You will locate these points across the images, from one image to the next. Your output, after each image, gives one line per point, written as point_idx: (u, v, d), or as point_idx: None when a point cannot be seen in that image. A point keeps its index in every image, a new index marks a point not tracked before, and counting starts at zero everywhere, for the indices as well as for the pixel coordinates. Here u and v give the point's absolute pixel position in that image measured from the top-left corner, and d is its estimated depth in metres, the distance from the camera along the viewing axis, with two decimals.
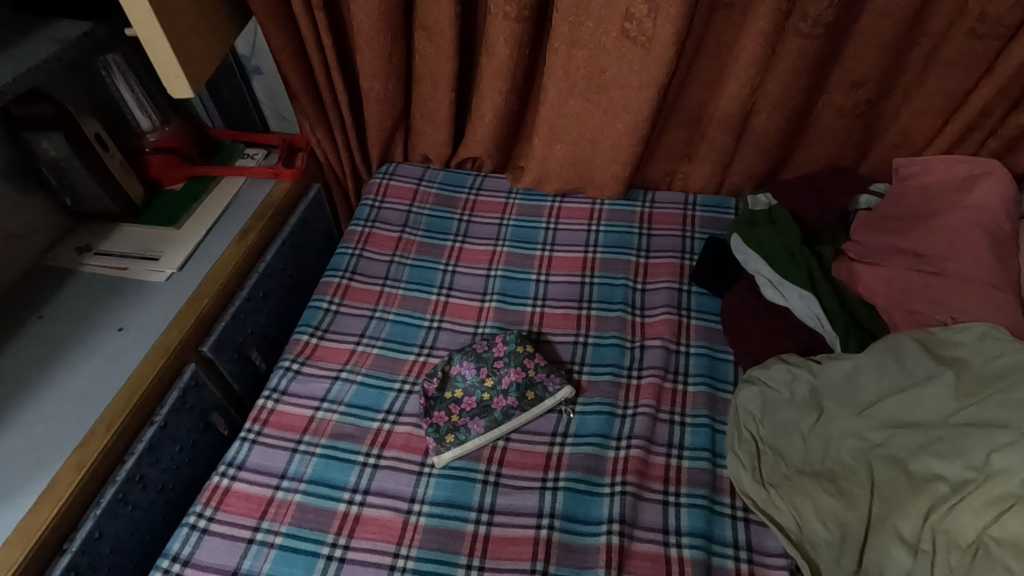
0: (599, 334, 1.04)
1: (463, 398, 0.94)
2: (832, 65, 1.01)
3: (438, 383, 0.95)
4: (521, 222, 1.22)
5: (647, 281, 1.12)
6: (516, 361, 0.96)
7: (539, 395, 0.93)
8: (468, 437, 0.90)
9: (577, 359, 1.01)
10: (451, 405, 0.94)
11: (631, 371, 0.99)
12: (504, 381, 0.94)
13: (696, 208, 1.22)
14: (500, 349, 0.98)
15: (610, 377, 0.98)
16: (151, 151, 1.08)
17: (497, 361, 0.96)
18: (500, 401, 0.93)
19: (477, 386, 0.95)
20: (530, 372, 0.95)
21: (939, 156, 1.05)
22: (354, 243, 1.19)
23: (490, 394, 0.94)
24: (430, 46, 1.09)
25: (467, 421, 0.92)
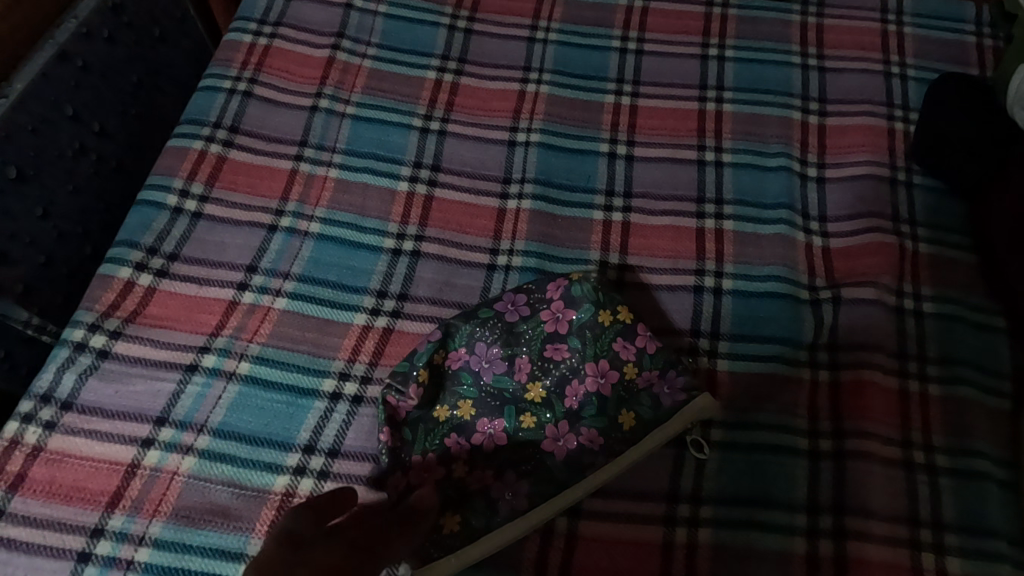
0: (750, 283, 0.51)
1: (477, 423, 0.43)
2: None
3: (418, 399, 0.43)
4: (573, 36, 0.62)
5: (825, 162, 0.57)
6: (597, 351, 0.44)
7: (647, 418, 0.43)
8: (493, 525, 0.40)
9: (708, 327, 0.49)
10: (450, 439, 0.43)
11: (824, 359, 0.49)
12: (572, 398, 0.44)
13: (906, 21, 0.64)
14: (552, 325, 0.45)
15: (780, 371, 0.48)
16: None
17: (549, 349, 0.45)
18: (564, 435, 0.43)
19: (503, 398, 0.44)
20: (625, 373, 0.44)
21: None
22: (236, 67, 0.59)
23: (542, 421, 0.43)
24: None
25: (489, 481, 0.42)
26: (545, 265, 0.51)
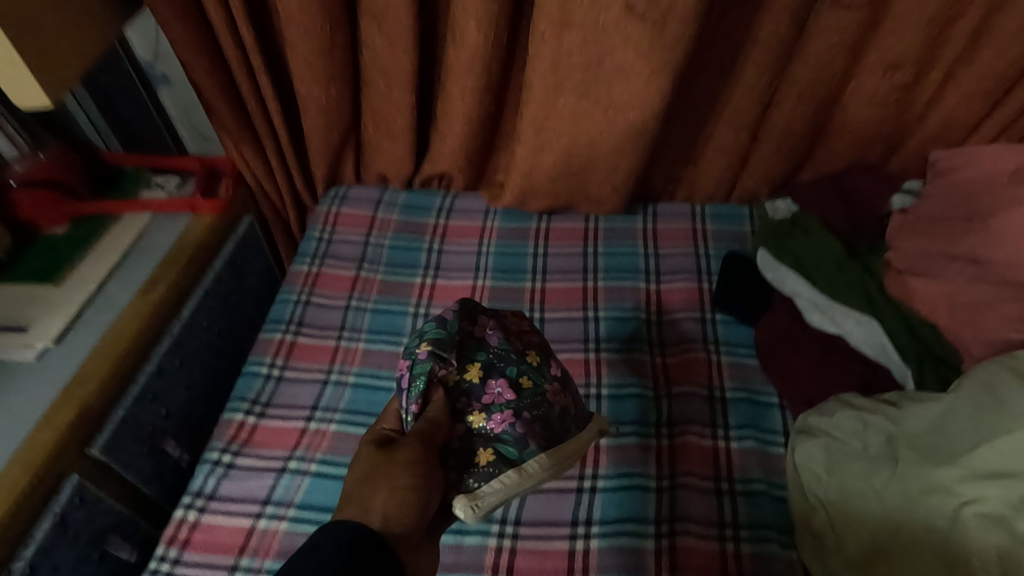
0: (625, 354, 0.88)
1: (487, 383, 0.66)
2: (863, 46, 0.85)
3: (444, 368, 0.65)
4: (504, 249, 1.01)
5: (662, 313, 0.93)
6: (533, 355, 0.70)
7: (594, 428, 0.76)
8: (523, 455, 0.62)
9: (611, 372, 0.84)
10: (473, 397, 0.65)
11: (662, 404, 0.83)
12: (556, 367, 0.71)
13: (706, 221, 1.04)
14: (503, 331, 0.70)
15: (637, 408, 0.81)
16: (19, 187, 0.84)
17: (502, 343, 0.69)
18: (537, 392, 0.67)
19: (492, 371, 0.66)
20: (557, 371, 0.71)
21: (980, 149, 0.91)
22: (300, 287, 0.96)
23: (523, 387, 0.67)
24: (381, 38, 0.83)
25: (501, 422, 0.63)
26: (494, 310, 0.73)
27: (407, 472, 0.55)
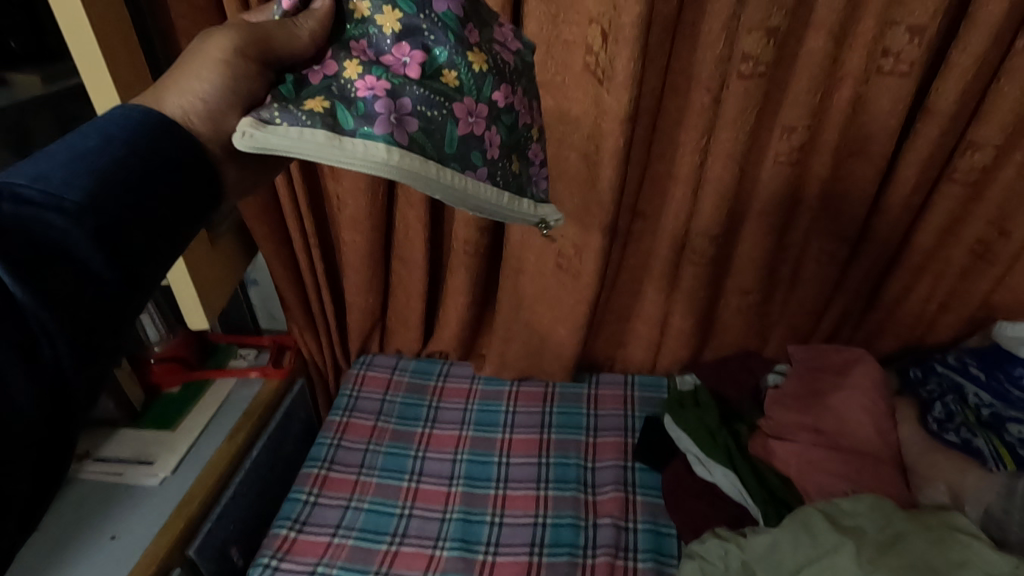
0: (539, 181, 0.80)
1: (400, 45, 0.67)
2: (725, 277, 1.24)
3: (357, 61, 0.65)
4: (484, 406, 1.35)
5: (596, 460, 1.26)
6: (471, 57, 0.70)
7: (530, 129, 0.79)
8: (353, 130, 0.60)
9: (532, 129, 0.79)
10: (363, 41, 0.67)
11: (524, 202, 0.74)
12: (480, 131, 0.69)
13: (635, 388, 1.39)
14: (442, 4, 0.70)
15: (513, 200, 0.72)
16: (156, 361, 1.23)
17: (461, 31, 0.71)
18: (446, 104, 0.66)
19: (412, 24, 0.68)
20: (474, 98, 0.69)
21: (821, 346, 1.24)
22: (333, 433, 1.29)
23: (435, 103, 0.66)
24: (404, 270, 1.27)
25: (384, 109, 0.62)
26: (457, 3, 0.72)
27: (202, 90, 0.56)
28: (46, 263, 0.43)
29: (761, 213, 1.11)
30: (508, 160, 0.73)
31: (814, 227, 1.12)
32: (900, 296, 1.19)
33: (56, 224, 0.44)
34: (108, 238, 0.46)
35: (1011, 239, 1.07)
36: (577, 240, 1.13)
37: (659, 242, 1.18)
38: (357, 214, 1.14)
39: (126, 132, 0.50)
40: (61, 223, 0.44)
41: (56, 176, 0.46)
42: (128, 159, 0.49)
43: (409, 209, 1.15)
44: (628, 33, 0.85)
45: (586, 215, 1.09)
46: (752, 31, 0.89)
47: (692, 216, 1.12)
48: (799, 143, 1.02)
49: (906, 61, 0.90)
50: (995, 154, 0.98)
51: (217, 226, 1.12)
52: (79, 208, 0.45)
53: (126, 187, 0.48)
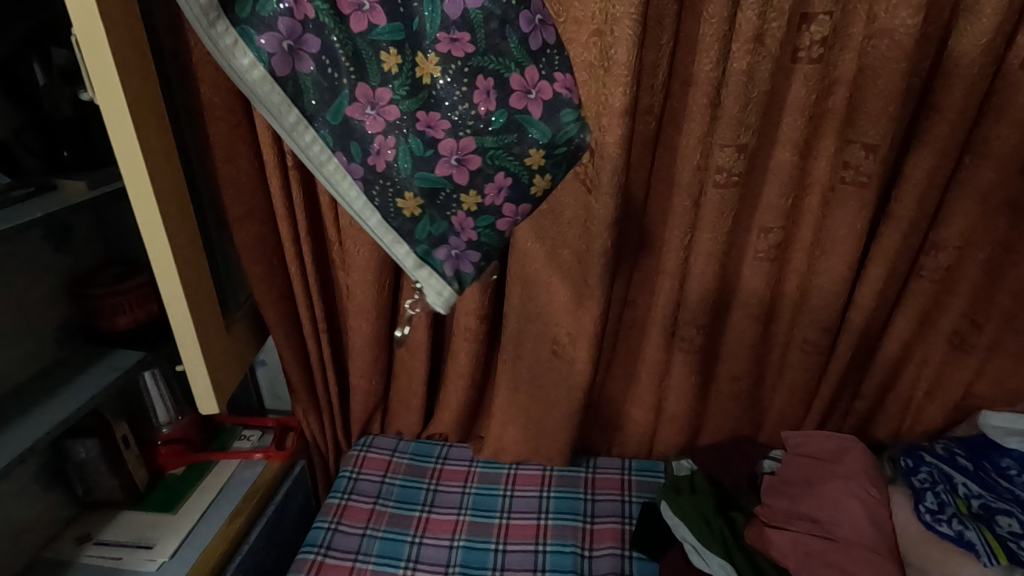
0: (458, 259, 0.76)
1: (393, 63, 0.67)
2: (715, 364, 1.28)
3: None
4: (482, 490, 1.36)
5: (593, 548, 1.24)
6: (420, 67, 0.67)
7: (536, 176, 0.72)
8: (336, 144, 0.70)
9: (464, 198, 0.72)
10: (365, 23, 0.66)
11: (399, 249, 0.74)
12: (468, 154, 0.69)
13: (632, 473, 1.39)
14: (444, 46, 0.66)
15: (379, 224, 0.73)
16: (162, 443, 1.27)
17: (438, 48, 0.66)
18: (356, 75, 0.67)
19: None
20: (393, 94, 0.67)
21: (814, 432, 1.26)
22: (331, 516, 1.29)
23: (348, 60, 0.66)
24: (408, 355, 1.32)
25: (362, 103, 0.68)
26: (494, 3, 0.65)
27: None
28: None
29: (744, 304, 1.17)
30: (399, 193, 0.71)
31: (797, 318, 1.18)
32: (884, 384, 1.23)
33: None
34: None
35: (984, 331, 1.12)
36: (570, 328, 1.20)
37: (650, 331, 1.24)
38: (364, 303, 1.20)
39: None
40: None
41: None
42: None
43: (414, 299, 1.22)
44: (612, 149, 0.96)
45: (578, 307, 1.16)
46: (725, 147, 0.99)
47: (679, 308, 1.18)
48: (777, 242, 1.10)
49: (865, 172, 0.99)
50: (958, 253, 1.05)
51: (232, 313, 1.20)
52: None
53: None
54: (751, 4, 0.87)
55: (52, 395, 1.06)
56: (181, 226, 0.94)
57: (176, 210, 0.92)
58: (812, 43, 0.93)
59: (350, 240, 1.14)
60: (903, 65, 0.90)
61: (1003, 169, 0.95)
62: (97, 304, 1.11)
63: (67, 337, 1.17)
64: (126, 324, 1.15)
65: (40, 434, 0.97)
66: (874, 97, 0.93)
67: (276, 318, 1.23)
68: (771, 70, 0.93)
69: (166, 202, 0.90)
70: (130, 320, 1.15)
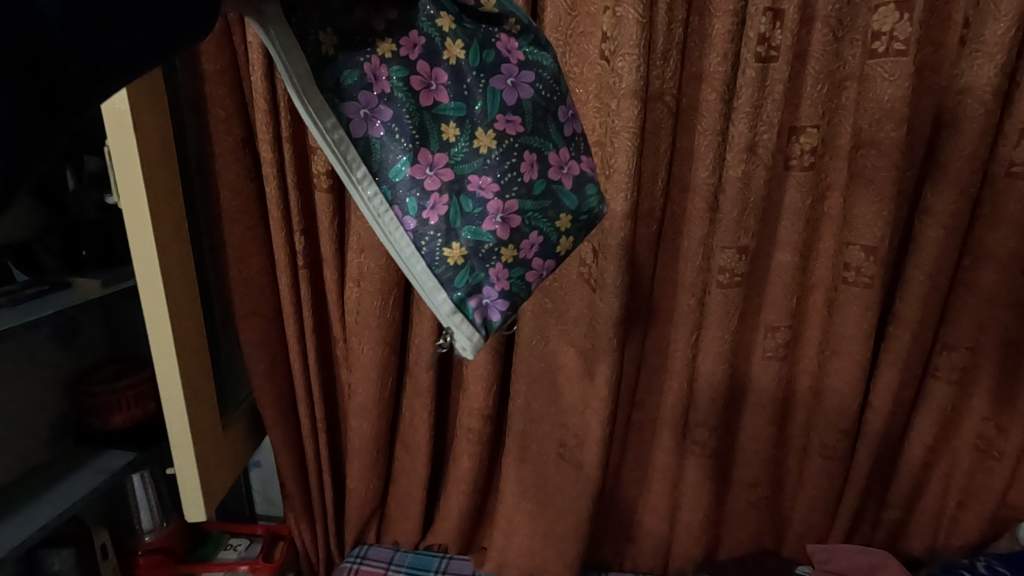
0: (490, 310, 0.58)
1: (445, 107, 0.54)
2: (730, 469, 1.22)
3: (399, 55, 0.52)
4: None
5: None
6: (477, 140, 0.55)
7: (565, 239, 0.61)
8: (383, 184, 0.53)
9: (503, 250, 0.56)
10: (415, 82, 0.53)
11: (437, 296, 0.55)
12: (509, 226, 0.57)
13: None
14: (501, 125, 0.56)
15: (423, 272, 0.55)
16: (142, 553, 1.18)
17: (497, 125, 0.55)
18: (420, 141, 0.53)
19: (472, 68, 0.55)
20: (450, 158, 0.54)
21: (843, 544, 1.16)
22: None
23: (414, 128, 0.52)
24: (408, 457, 1.27)
25: (421, 165, 0.53)
26: (549, 90, 0.59)
27: None
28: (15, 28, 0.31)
29: (756, 403, 1.14)
30: (445, 241, 0.54)
31: (812, 420, 1.14)
32: (912, 493, 1.16)
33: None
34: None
35: (1011, 436, 1.07)
36: (577, 429, 1.16)
37: (660, 431, 1.19)
38: (366, 402, 1.18)
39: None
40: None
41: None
42: None
43: (416, 398, 1.20)
44: (615, 250, 0.98)
45: (585, 407, 1.12)
46: (726, 248, 1.00)
47: (689, 407, 1.14)
48: (784, 341, 1.08)
49: (867, 274, 0.99)
50: (970, 353, 1.03)
51: (230, 412, 1.17)
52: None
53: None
54: (741, 118, 0.93)
55: (35, 499, 1.01)
56: (187, 324, 0.94)
57: (185, 308, 0.93)
58: (802, 152, 0.97)
59: (354, 336, 1.14)
60: (893, 172, 0.93)
61: (1004, 271, 0.96)
62: (94, 402, 1.10)
63: (57, 437, 1.14)
64: (121, 422, 1.12)
65: (15, 542, 0.90)
66: (867, 202, 0.96)
67: (275, 416, 1.20)
68: (765, 178, 0.97)
69: (176, 300, 0.91)
70: (125, 418, 1.12)
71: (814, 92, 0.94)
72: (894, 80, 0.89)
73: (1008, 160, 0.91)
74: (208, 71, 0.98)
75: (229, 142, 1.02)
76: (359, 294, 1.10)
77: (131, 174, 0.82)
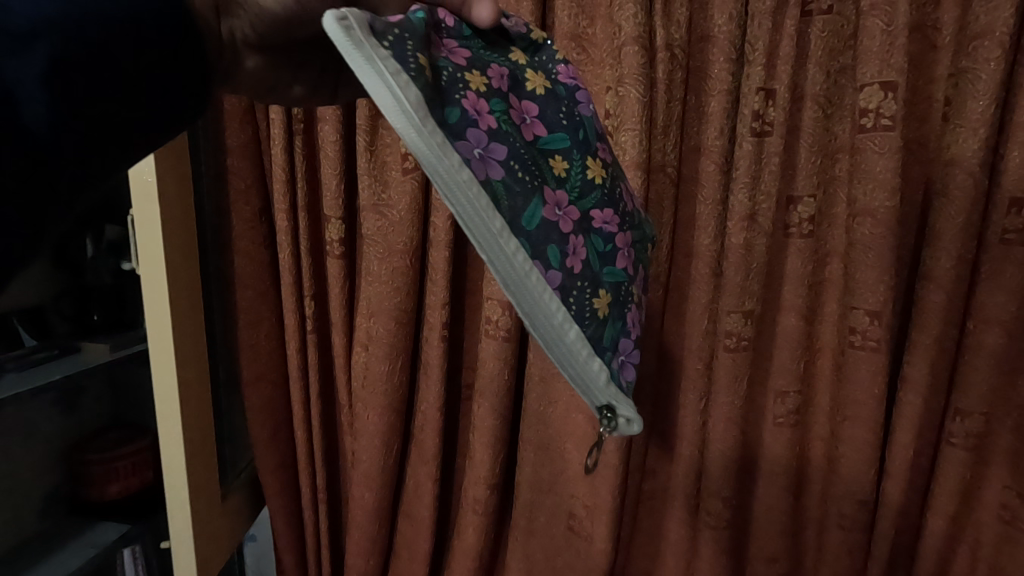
0: (625, 368, 0.56)
1: (552, 138, 0.56)
2: (747, 543, 1.17)
3: (497, 91, 0.51)
4: None
5: None
6: (588, 167, 0.57)
7: (648, 260, 0.68)
8: (524, 235, 0.48)
9: (630, 285, 0.59)
10: (515, 115, 0.52)
11: (594, 365, 0.51)
12: (627, 258, 0.59)
13: None
14: (598, 151, 0.61)
15: (579, 339, 0.50)
16: None
17: (599, 151, 0.60)
18: (542, 179, 0.51)
19: (553, 103, 0.58)
20: (568, 194, 0.53)
21: None
22: None
23: (533, 165, 0.50)
24: (411, 530, 1.22)
25: (551, 206, 0.50)
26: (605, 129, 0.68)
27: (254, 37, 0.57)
28: (7, 131, 0.35)
29: (769, 473, 1.11)
30: (593, 289, 0.52)
31: (829, 490, 1.10)
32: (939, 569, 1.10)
33: (14, 79, 0.36)
34: (60, 94, 0.38)
35: None
36: (586, 499, 1.12)
37: (672, 503, 1.15)
38: (369, 471, 1.15)
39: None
40: (24, 39, 0.37)
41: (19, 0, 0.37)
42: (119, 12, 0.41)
43: (421, 466, 1.17)
44: None
45: (595, 476, 1.10)
46: (731, 312, 1.01)
47: (701, 477, 1.11)
48: (795, 406, 1.08)
49: (873, 338, 0.99)
50: (984, 419, 1.02)
51: (230, 481, 1.14)
52: (27, 48, 0.37)
53: (140, 59, 0.42)
54: (740, 188, 0.97)
55: None
56: (194, 389, 0.94)
57: (193, 374, 0.93)
58: (800, 220, 1.01)
59: (360, 402, 1.13)
60: (890, 239, 0.94)
61: (1010, 335, 0.96)
62: (91, 471, 1.07)
63: (48, 508, 1.10)
64: (116, 492, 1.09)
65: None
66: (867, 267, 0.97)
67: (276, 485, 1.17)
68: (766, 245, 1.00)
69: (184, 366, 0.91)
70: (121, 488, 1.09)
71: (808, 164, 0.98)
72: (885, 152, 0.92)
73: (1002, 227, 0.94)
74: (231, 145, 1.03)
75: (247, 211, 1.06)
76: (366, 359, 1.10)
77: (153, 243, 0.85)
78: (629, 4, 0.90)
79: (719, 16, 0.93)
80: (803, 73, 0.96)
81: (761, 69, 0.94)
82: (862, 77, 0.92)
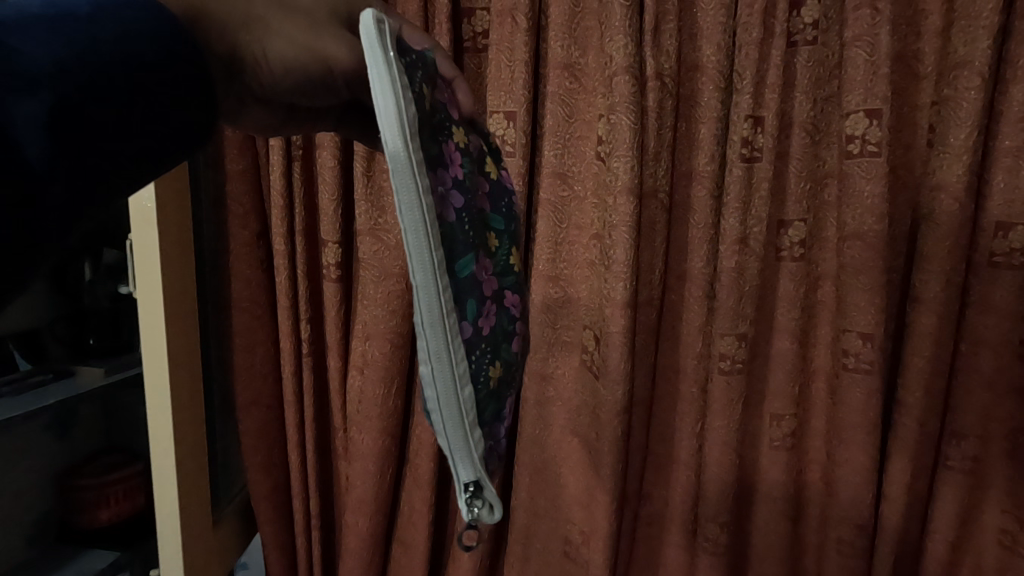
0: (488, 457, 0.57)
1: (492, 215, 0.61)
2: (746, 569, 1.15)
3: (470, 154, 0.56)
4: None
5: None
6: (510, 258, 0.63)
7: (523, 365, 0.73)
8: (458, 279, 0.50)
9: (510, 380, 0.62)
10: (475, 180, 0.57)
11: (475, 434, 0.52)
12: (513, 352, 0.64)
13: None
14: (518, 249, 0.68)
15: (470, 402, 0.51)
16: None
17: (518, 251, 0.67)
18: (479, 247, 0.55)
19: (499, 192, 0.64)
20: (493, 270, 0.58)
21: None
22: None
23: (478, 230, 0.54)
24: (405, 557, 1.20)
25: (481, 273, 0.54)
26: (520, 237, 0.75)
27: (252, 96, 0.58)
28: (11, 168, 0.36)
29: (767, 497, 1.10)
30: (489, 364, 0.55)
31: (826, 514, 1.09)
32: None
33: (21, 118, 0.36)
34: (64, 132, 0.38)
35: None
36: (582, 524, 1.11)
37: (669, 528, 1.14)
38: (363, 497, 1.14)
39: (137, 32, 0.43)
40: (29, 78, 0.37)
41: (28, 39, 0.38)
42: (118, 47, 0.42)
43: (416, 491, 1.16)
44: (616, 337, 0.99)
45: (591, 501, 1.09)
46: (725, 334, 1.02)
47: (698, 501, 1.10)
48: (791, 430, 1.07)
49: (866, 360, 0.99)
50: (980, 443, 1.01)
51: (223, 506, 1.13)
52: (32, 89, 0.37)
53: (136, 89, 0.43)
54: (731, 212, 0.98)
55: None
56: (189, 413, 0.94)
57: (188, 398, 0.93)
58: (791, 243, 1.02)
59: (355, 426, 1.12)
60: (879, 262, 0.95)
61: (1002, 358, 0.96)
62: (83, 496, 1.06)
63: (38, 535, 1.09)
64: (107, 518, 1.07)
65: None
66: (858, 289, 0.98)
67: (269, 511, 1.16)
68: (758, 268, 1.01)
69: (179, 389, 0.91)
70: (112, 514, 1.08)
71: (798, 189, 1.00)
72: (871, 178, 0.94)
73: (989, 251, 0.95)
74: (230, 171, 1.05)
75: (244, 235, 1.07)
76: (361, 383, 1.10)
77: (150, 267, 0.86)
78: (619, 35, 0.93)
79: (707, 47, 0.96)
80: (790, 101, 0.99)
81: (749, 97, 0.96)
82: (847, 105, 0.95)
